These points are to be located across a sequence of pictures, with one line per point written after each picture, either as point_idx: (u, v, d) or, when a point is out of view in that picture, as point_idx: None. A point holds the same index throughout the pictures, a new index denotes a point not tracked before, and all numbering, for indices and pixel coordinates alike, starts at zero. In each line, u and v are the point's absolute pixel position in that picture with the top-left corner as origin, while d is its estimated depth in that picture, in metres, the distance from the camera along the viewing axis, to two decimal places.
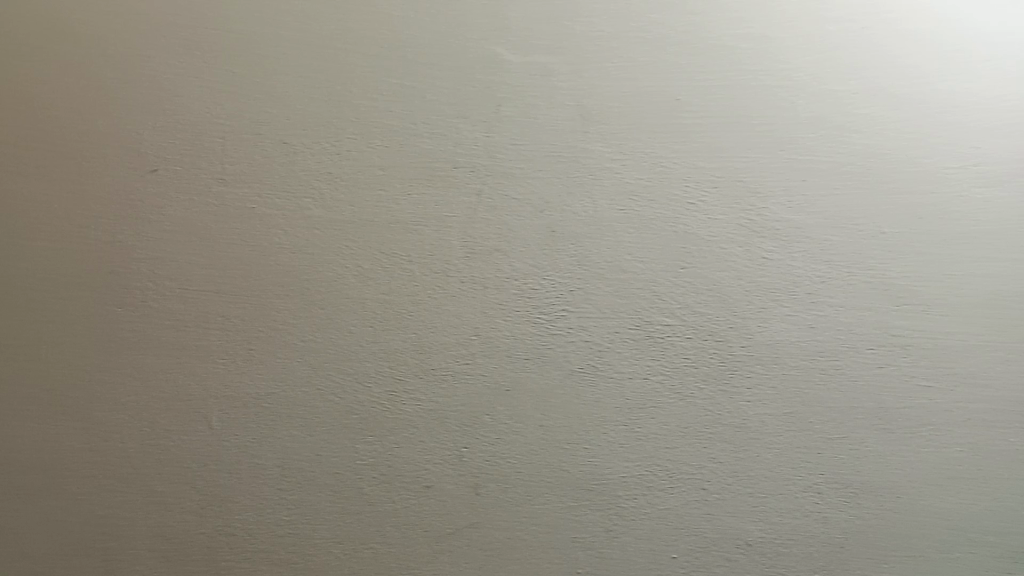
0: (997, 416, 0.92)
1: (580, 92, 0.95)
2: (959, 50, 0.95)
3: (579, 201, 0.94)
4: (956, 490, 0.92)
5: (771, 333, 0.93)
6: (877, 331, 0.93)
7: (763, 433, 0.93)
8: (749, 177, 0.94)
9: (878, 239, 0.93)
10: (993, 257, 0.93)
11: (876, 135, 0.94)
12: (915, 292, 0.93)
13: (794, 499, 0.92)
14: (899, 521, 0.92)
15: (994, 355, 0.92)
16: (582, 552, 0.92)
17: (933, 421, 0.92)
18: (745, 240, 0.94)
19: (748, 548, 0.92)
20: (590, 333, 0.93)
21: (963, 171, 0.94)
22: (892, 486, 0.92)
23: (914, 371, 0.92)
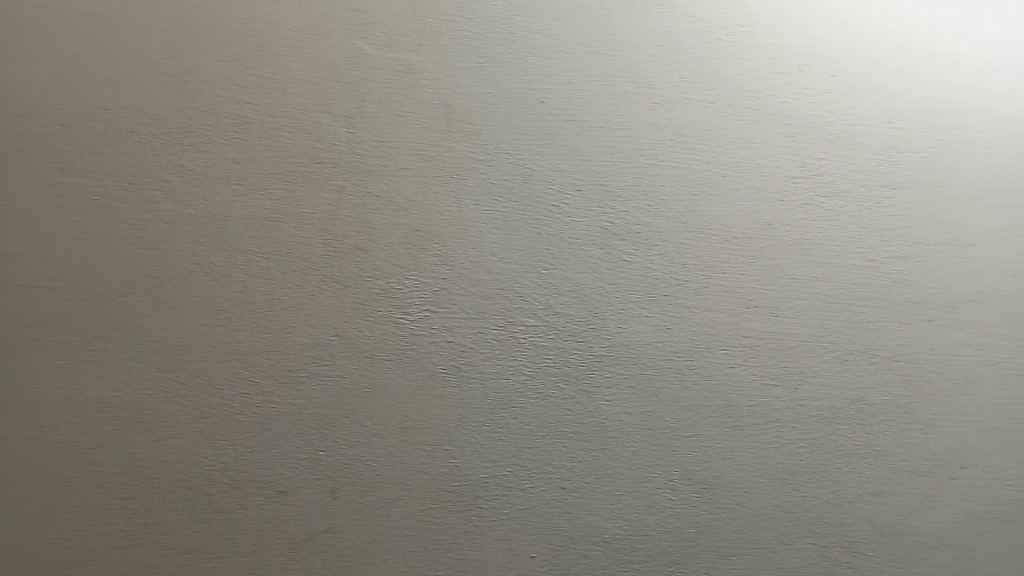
0: (836, 413, 0.97)
1: (444, 90, 0.94)
2: (808, 64, 0.99)
3: (444, 200, 0.93)
4: (798, 484, 0.96)
5: (630, 334, 0.95)
6: (729, 332, 0.97)
7: (621, 432, 0.95)
8: (610, 181, 0.96)
9: (730, 243, 0.97)
10: (834, 263, 0.98)
11: (729, 143, 0.98)
12: (762, 295, 0.97)
13: (649, 496, 0.94)
14: (746, 515, 0.96)
15: (834, 355, 0.97)
16: (441, 555, 0.91)
17: (778, 418, 0.96)
18: (606, 242, 0.96)
19: (604, 545, 0.94)
20: (453, 333, 0.93)
21: (808, 180, 0.98)
22: (740, 481, 0.96)
23: (762, 370, 0.97)
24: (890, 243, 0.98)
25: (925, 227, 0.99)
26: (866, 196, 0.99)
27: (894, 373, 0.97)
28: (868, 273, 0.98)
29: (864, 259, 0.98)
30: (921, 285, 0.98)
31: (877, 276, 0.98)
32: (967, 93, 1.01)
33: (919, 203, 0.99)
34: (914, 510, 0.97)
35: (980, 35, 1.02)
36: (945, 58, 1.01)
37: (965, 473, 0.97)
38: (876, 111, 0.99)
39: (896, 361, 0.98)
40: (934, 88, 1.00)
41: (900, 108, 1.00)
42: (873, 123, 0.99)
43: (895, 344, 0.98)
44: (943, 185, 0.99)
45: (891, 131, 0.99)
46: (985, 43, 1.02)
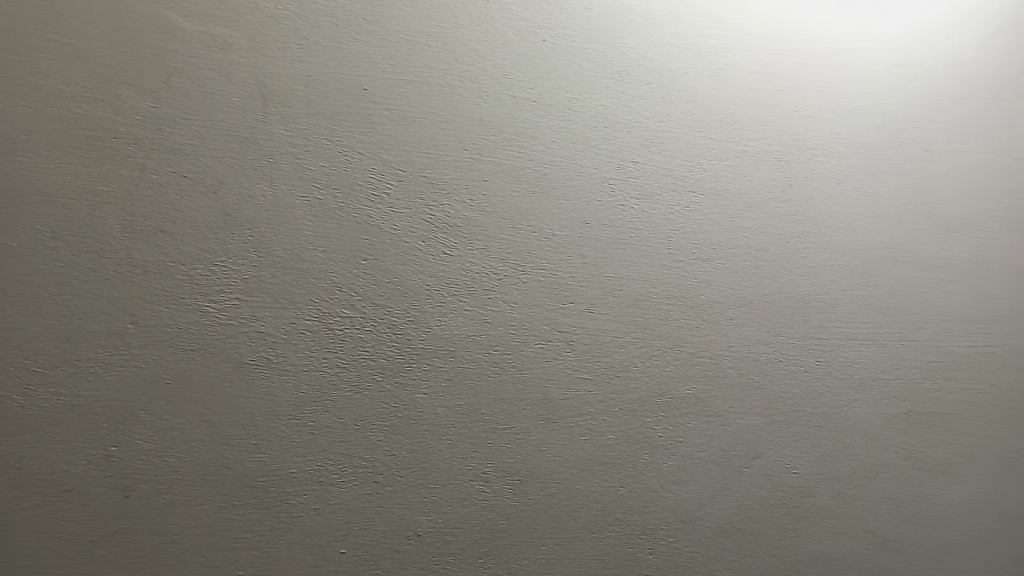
0: (643, 406, 1.01)
1: (260, 70, 0.91)
2: (626, 71, 1.03)
3: (258, 184, 0.90)
4: (607, 474, 1.00)
5: (449, 327, 0.95)
6: (545, 327, 0.99)
7: (437, 425, 0.95)
8: (432, 173, 0.96)
9: (548, 240, 1.00)
10: (646, 262, 1.03)
11: (551, 144, 1.00)
12: (577, 291, 1.00)
13: (462, 488, 0.95)
14: (557, 505, 0.98)
15: (643, 351, 1.02)
16: (245, 554, 0.88)
17: (590, 411, 1.00)
18: (427, 234, 0.95)
19: (416, 538, 0.93)
20: (263, 323, 0.89)
21: (623, 182, 1.02)
22: (552, 472, 0.98)
23: (576, 364, 1.00)
24: (696, 245, 1.04)
25: (727, 232, 1.05)
26: (676, 200, 1.04)
27: (696, 368, 1.03)
28: (675, 274, 1.03)
29: (672, 260, 1.03)
30: (722, 287, 1.05)
31: (683, 277, 1.04)
32: (772, 107, 1.07)
33: (723, 209, 1.05)
34: (711, 498, 1.03)
35: (786, 51, 1.09)
36: (755, 72, 1.07)
37: (757, 462, 1.04)
38: (687, 120, 1.05)
39: (699, 357, 1.03)
40: (741, 101, 1.07)
41: (709, 118, 1.05)
42: (683, 131, 1.05)
43: (699, 341, 1.03)
44: (744, 193, 1.06)
45: (701, 140, 1.05)
46: (791, 61, 1.09)
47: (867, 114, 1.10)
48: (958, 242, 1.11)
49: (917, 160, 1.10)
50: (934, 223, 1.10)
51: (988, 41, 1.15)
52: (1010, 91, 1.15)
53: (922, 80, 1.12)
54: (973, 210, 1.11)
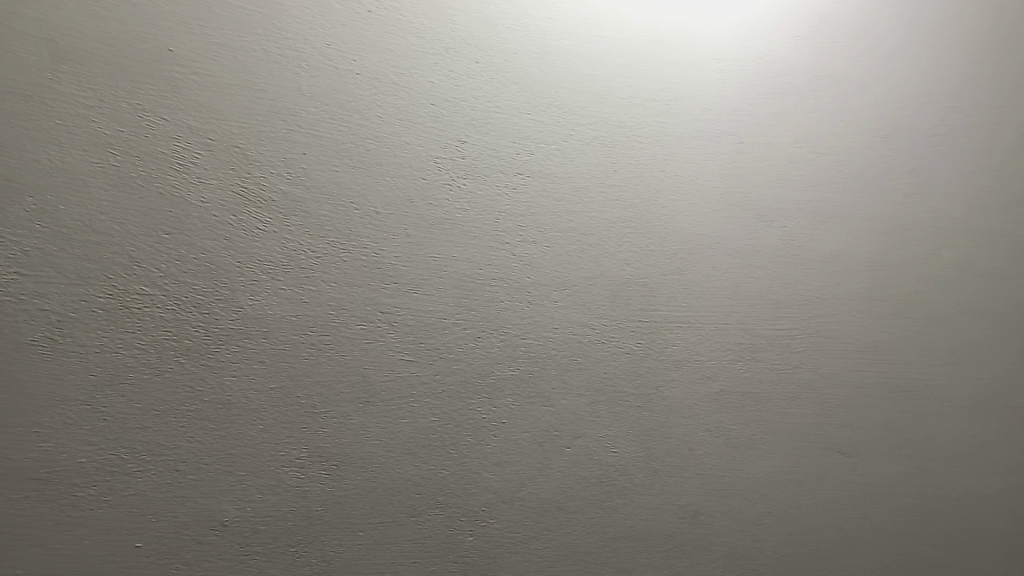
0: (467, 388, 1.01)
1: (52, 26, 0.85)
2: (453, 49, 1.02)
3: (43, 147, 0.84)
4: (427, 457, 0.99)
5: (262, 307, 0.92)
6: (366, 308, 0.96)
7: (247, 409, 0.91)
8: (245, 144, 0.92)
9: (371, 218, 0.97)
10: (472, 243, 1.02)
11: (375, 119, 0.98)
12: (401, 271, 0.98)
13: (273, 475, 0.91)
14: (375, 490, 0.96)
15: (467, 333, 1.01)
16: (26, 550, 0.82)
17: (412, 394, 0.98)
18: (238, 208, 0.91)
19: (222, 529, 0.89)
20: (48, 300, 0.83)
21: (451, 161, 1.01)
22: (370, 457, 0.96)
23: (398, 346, 0.98)
24: (522, 228, 1.04)
25: (553, 215, 1.06)
26: (503, 181, 1.03)
27: (521, 350, 1.03)
28: (501, 255, 1.03)
29: (498, 242, 1.03)
30: (547, 269, 1.05)
31: (509, 258, 1.03)
32: (601, 93, 1.09)
33: (550, 192, 1.06)
34: (533, 478, 1.03)
35: (615, 39, 1.11)
36: (583, 58, 1.09)
37: (578, 442, 1.06)
38: (516, 101, 1.05)
39: (523, 339, 1.04)
40: (570, 85, 1.07)
41: (538, 100, 1.06)
42: (511, 113, 1.04)
43: (523, 323, 1.04)
44: (571, 176, 1.07)
45: (529, 122, 1.05)
46: (618, 48, 1.11)
47: (690, 103, 1.13)
48: (768, 231, 1.17)
49: (733, 151, 1.15)
50: (746, 213, 1.16)
51: (806, 39, 1.21)
52: (825, 89, 1.21)
53: (741, 74, 1.16)
54: (783, 202, 1.18)
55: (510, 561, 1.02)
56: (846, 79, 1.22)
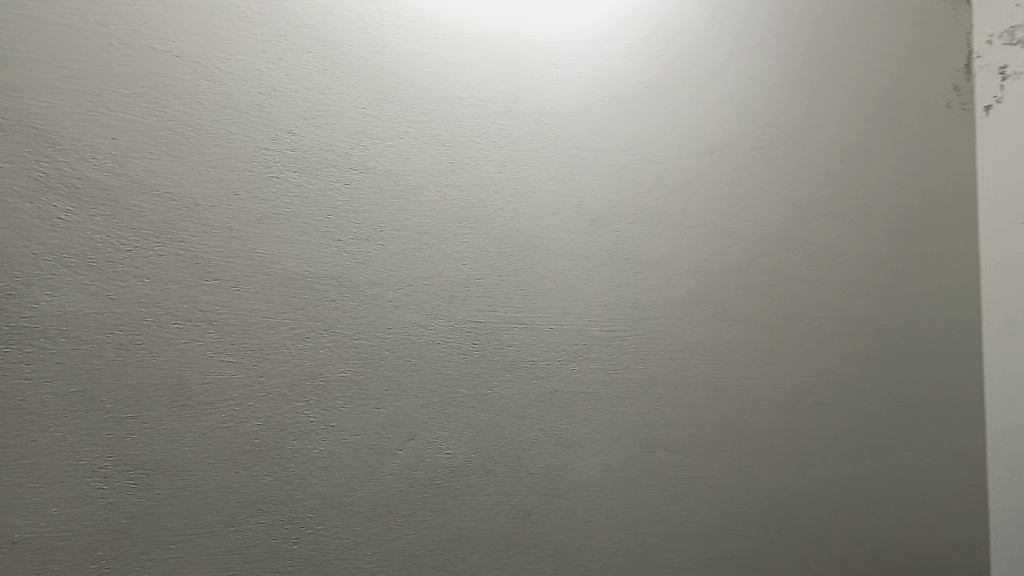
0: (293, 391, 0.97)
1: None
2: (283, 37, 0.98)
3: None
4: (248, 463, 0.94)
5: (62, 302, 0.86)
6: (183, 305, 0.91)
7: (43, 416, 0.84)
8: (46, 125, 0.86)
9: (189, 211, 0.92)
10: (302, 239, 0.98)
11: (196, 105, 0.93)
12: (222, 267, 0.93)
13: (73, 486, 0.85)
14: (190, 499, 0.91)
15: (295, 332, 0.97)
16: None
17: (233, 397, 0.93)
18: (36, 196, 0.85)
19: (13, 547, 0.83)
20: None
21: (279, 153, 0.97)
22: (186, 463, 0.91)
23: (218, 346, 0.93)
24: (355, 225, 1.01)
25: (389, 213, 1.04)
26: (336, 176, 1.00)
27: (351, 351, 1.01)
28: (332, 253, 1.00)
29: (329, 238, 1.00)
30: (381, 268, 1.03)
31: (340, 256, 1.00)
32: (439, 91, 1.08)
33: (384, 189, 1.03)
34: (363, 482, 1.01)
35: (454, 38, 1.10)
36: (421, 55, 1.07)
37: (411, 444, 1.04)
38: (351, 95, 1.02)
39: (355, 338, 1.01)
40: (407, 81, 1.06)
41: (374, 95, 1.03)
42: (345, 106, 1.01)
43: (355, 323, 1.01)
44: (407, 174, 1.05)
45: (363, 117, 1.03)
46: (457, 47, 1.10)
47: (527, 105, 1.14)
48: (601, 234, 1.20)
49: (567, 155, 1.17)
50: (580, 216, 1.18)
51: (640, 50, 1.25)
52: (658, 99, 1.26)
53: (578, 80, 1.19)
54: (616, 207, 1.21)
55: (338, 568, 0.98)
56: (677, 91, 1.28)
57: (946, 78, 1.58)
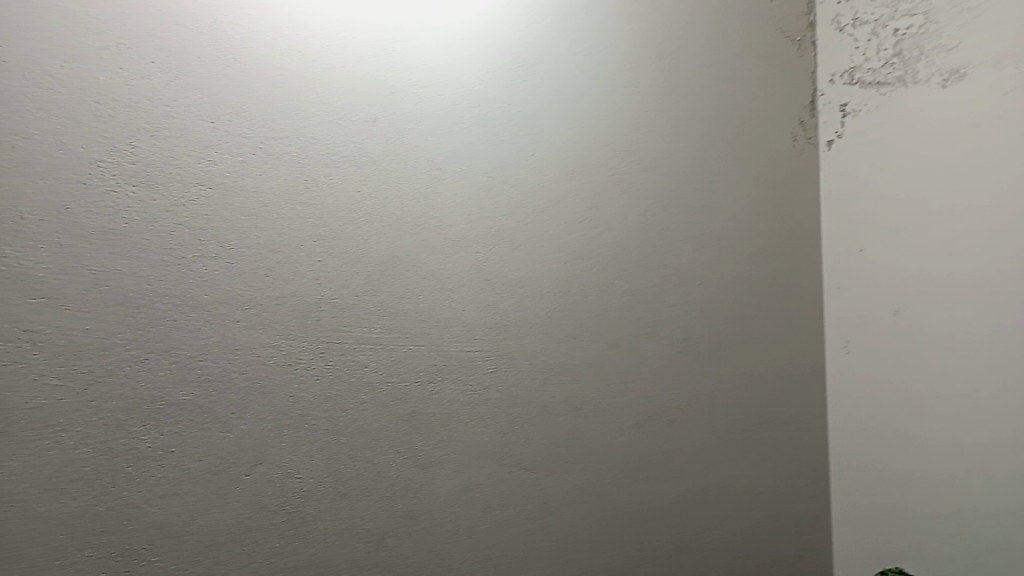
0: (129, 416, 0.92)
1: None
2: (125, 46, 0.95)
3: None
4: (77, 493, 0.89)
5: None
6: (4, 324, 0.86)
7: None
8: None
9: (15, 225, 0.88)
10: (141, 256, 0.94)
11: (25, 113, 0.89)
12: (50, 284, 0.89)
13: None
14: (9, 531, 0.86)
15: (132, 354, 0.93)
16: None
17: (60, 422, 0.89)
18: None
19: None
20: None
21: (118, 166, 0.93)
22: (4, 494, 0.86)
23: (44, 368, 0.88)
24: (202, 243, 0.98)
25: (238, 230, 1.01)
26: (181, 192, 0.97)
27: (195, 373, 0.97)
28: (175, 270, 0.96)
29: (172, 256, 0.96)
30: (229, 288, 1.00)
31: (184, 274, 0.97)
32: (295, 108, 1.06)
33: (233, 205, 1.00)
34: (206, 509, 0.97)
35: (312, 54, 1.09)
36: (276, 70, 1.05)
37: (259, 469, 1.01)
38: (199, 108, 0.99)
39: (198, 360, 0.97)
40: (260, 96, 1.04)
41: (224, 109, 1.01)
42: (192, 119, 0.98)
43: (199, 344, 0.97)
44: (259, 191, 1.03)
45: (212, 131, 1.00)
46: (315, 63, 1.09)
47: (387, 125, 1.14)
48: (461, 256, 1.20)
49: (427, 175, 1.17)
50: (440, 237, 1.18)
51: (502, 75, 1.27)
52: (519, 124, 1.28)
53: (439, 101, 1.19)
54: (476, 228, 1.22)
55: None
56: (538, 116, 1.30)
57: (793, 113, 1.69)
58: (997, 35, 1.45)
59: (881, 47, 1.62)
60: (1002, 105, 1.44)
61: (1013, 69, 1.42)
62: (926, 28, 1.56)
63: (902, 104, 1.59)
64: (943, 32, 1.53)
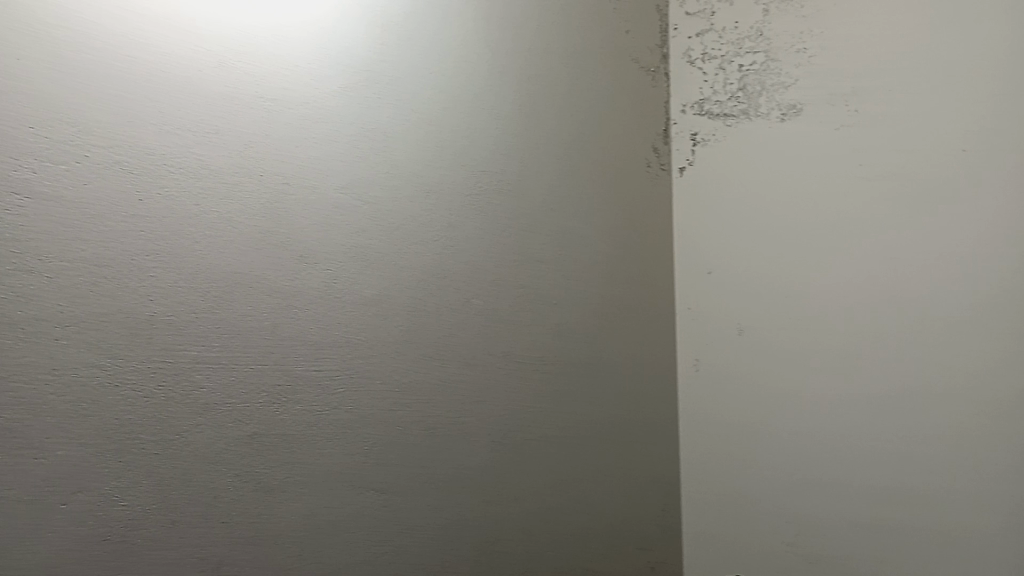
0: None
1: None
2: None
3: None
4: None
5: None
6: None
7: None
8: None
9: None
10: None
11: None
12: None
13: None
14: None
15: None
16: None
17: None
18: None
19: None
20: None
21: None
22: None
23: None
24: (19, 255, 0.92)
25: (60, 242, 0.95)
26: None
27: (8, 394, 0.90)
28: None
29: None
30: (49, 303, 0.94)
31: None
32: (129, 116, 1.02)
33: (56, 216, 0.95)
34: (17, 540, 0.90)
35: (149, 61, 1.05)
36: (108, 76, 1.01)
37: (79, 497, 0.94)
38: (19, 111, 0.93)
39: (12, 381, 0.91)
40: (90, 102, 0.99)
41: (48, 113, 0.96)
42: (10, 122, 0.93)
43: (14, 364, 0.91)
44: (85, 202, 0.97)
45: (33, 137, 0.94)
46: (153, 70, 1.05)
47: (230, 138, 1.11)
48: (309, 272, 1.17)
49: (272, 191, 1.14)
50: (287, 253, 1.15)
51: (357, 92, 1.25)
52: (374, 142, 1.27)
53: (285, 115, 1.17)
54: (327, 245, 1.20)
55: None
56: (394, 135, 1.30)
57: (647, 139, 1.75)
58: (829, 75, 1.58)
59: (727, 81, 1.71)
60: (833, 139, 1.56)
61: (843, 107, 1.55)
62: (768, 65, 1.66)
63: (745, 136, 1.68)
64: (783, 69, 1.64)
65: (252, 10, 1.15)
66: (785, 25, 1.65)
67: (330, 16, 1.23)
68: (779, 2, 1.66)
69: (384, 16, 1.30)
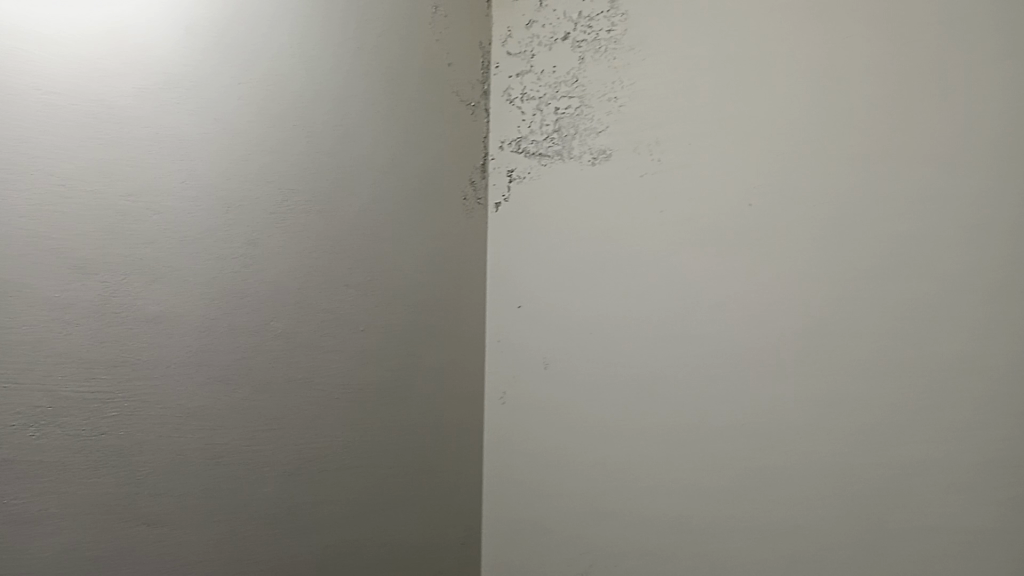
0: None
1: None
2: None
3: None
4: None
5: None
6: None
7: None
8: None
9: None
10: None
11: None
12: None
13: None
14: None
15: None
16: None
17: None
18: None
19: None
20: None
21: None
22: None
23: None
24: None
25: None
26: None
27: None
28: None
29: None
30: None
31: None
32: None
33: None
34: None
35: None
36: None
37: None
38: None
39: None
40: None
41: None
42: None
43: None
44: None
45: None
46: None
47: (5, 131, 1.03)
48: (84, 284, 1.08)
49: (45, 194, 1.06)
50: (57, 261, 1.06)
51: (154, 95, 1.18)
52: (167, 148, 1.19)
53: (65, 113, 1.08)
54: (108, 255, 1.11)
55: None
56: (193, 142, 1.22)
57: (464, 172, 1.77)
58: (635, 124, 1.65)
59: (544, 122, 1.77)
60: (638, 185, 1.63)
61: (647, 155, 1.63)
62: (581, 111, 1.73)
63: (557, 176, 1.74)
64: (594, 116, 1.71)
65: (76, 4, 1.10)
66: (598, 73, 1.71)
67: (123, 12, 1.15)
68: (594, 51, 1.72)
69: (189, 19, 1.23)
